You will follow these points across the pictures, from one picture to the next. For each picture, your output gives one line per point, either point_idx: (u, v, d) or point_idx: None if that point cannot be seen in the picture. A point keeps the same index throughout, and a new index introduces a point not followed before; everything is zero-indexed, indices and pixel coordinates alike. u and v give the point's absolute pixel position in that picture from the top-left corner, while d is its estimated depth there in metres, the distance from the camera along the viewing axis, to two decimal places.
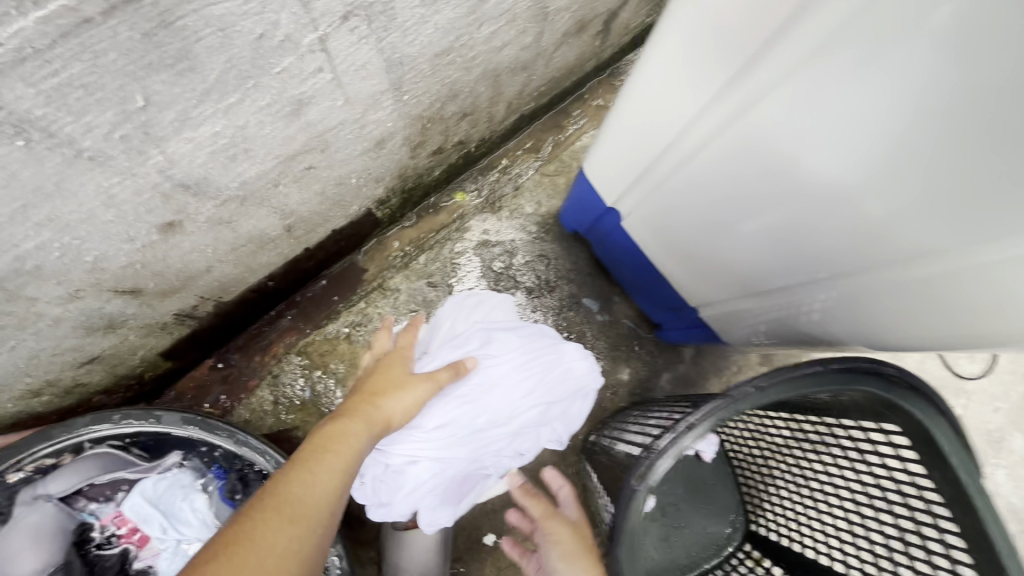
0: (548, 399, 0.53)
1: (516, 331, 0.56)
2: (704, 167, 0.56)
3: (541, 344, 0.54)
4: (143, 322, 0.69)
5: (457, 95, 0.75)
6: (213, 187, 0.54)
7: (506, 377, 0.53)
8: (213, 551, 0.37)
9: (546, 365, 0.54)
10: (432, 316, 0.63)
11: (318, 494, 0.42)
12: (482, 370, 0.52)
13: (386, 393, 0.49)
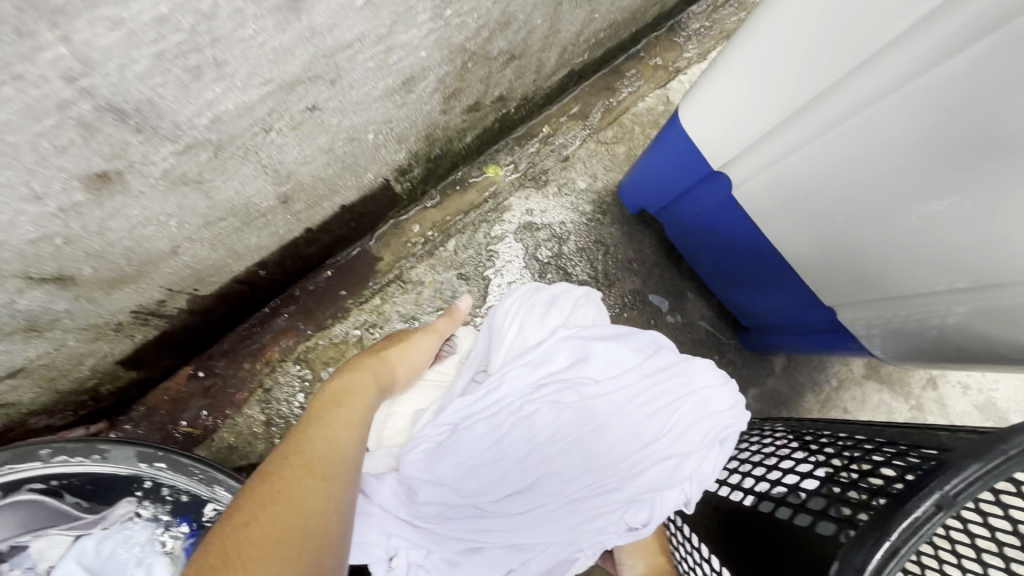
0: (668, 449, 0.41)
1: (622, 343, 0.43)
2: (897, 124, 0.40)
3: (660, 366, 0.42)
4: (86, 322, 0.51)
5: (507, 24, 0.57)
6: (168, 122, 0.36)
7: (616, 414, 0.40)
8: (245, 514, 0.32)
9: (671, 397, 0.41)
10: (489, 317, 0.48)
11: (346, 449, 0.37)
12: (584, 405, 0.40)
13: (389, 348, 0.51)
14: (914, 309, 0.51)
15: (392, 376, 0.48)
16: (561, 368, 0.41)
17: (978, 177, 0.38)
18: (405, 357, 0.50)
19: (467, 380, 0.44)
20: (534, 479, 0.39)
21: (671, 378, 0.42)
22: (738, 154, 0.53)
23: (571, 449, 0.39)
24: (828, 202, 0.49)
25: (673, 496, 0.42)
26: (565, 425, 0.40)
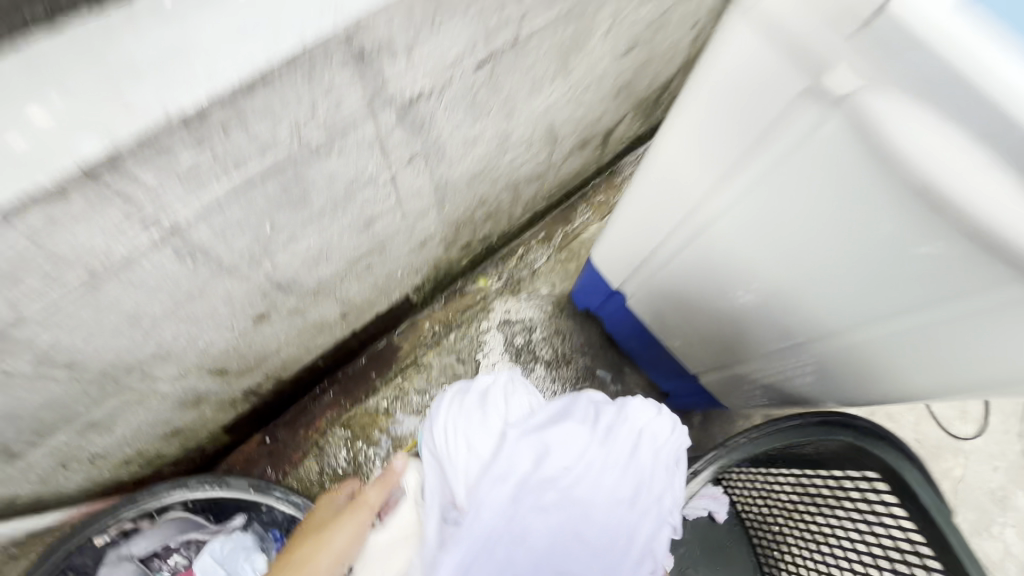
0: (633, 495, 0.62)
1: (561, 425, 0.63)
2: (686, 272, 0.63)
3: (599, 435, 0.63)
4: (219, 398, 0.80)
5: (484, 202, 0.91)
6: (298, 284, 0.68)
7: (590, 489, 0.61)
8: None
9: (624, 450, 0.63)
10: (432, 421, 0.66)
11: None
12: (562, 492, 0.61)
13: (332, 530, 0.64)
14: (763, 372, 0.71)
15: (331, 559, 0.62)
16: (528, 471, 0.60)
17: (737, 294, 0.59)
18: (341, 541, 0.63)
19: (440, 518, 0.61)
20: (556, 560, 0.60)
21: (615, 431, 0.64)
22: (628, 281, 0.78)
23: (572, 530, 0.60)
24: (683, 312, 0.71)
25: (664, 531, 0.64)
26: (560, 511, 0.60)
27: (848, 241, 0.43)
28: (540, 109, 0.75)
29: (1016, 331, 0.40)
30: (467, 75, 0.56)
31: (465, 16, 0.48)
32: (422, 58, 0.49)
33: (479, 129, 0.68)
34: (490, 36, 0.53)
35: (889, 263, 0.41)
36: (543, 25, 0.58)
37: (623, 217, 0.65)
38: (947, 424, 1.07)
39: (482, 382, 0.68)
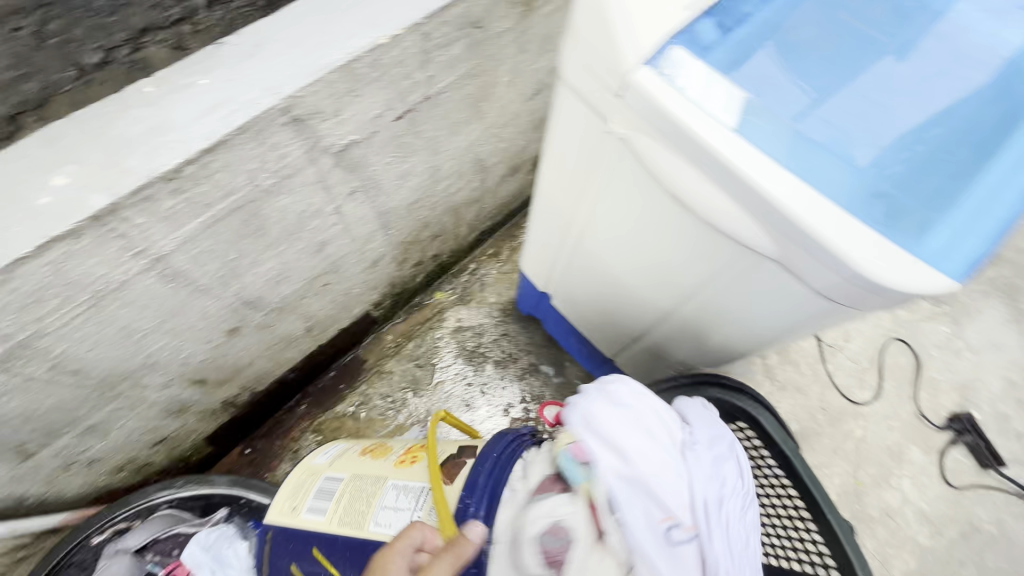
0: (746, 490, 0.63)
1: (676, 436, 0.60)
2: (575, 265, 0.79)
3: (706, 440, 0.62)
4: (201, 408, 0.92)
5: (428, 224, 1.05)
6: (265, 301, 0.81)
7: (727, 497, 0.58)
8: None
9: (726, 447, 0.63)
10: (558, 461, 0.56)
11: None
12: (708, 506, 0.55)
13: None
14: (652, 350, 0.85)
15: None
16: (695, 481, 0.56)
17: (606, 281, 0.75)
18: None
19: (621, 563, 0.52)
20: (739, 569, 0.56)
21: (714, 429, 0.64)
22: (547, 281, 0.94)
23: (736, 536, 0.57)
24: (586, 302, 0.87)
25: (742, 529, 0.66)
26: (715, 526, 0.55)
27: (640, 226, 0.58)
28: (463, 145, 0.91)
29: (754, 286, 0.53)
30: (390, 126, 0.71)
31: (381, 85, 0.64)
32: (349, 117, 0.64)
33: (410, 165, 0.83)
34: (404, 96, 0.69)
35: (664, 240, 0.56)
36: (450, 83, 0.74)
37: (533, 227, 0.82)
38: (848, 392, 1.24)
39: (625, 395, 0.60)
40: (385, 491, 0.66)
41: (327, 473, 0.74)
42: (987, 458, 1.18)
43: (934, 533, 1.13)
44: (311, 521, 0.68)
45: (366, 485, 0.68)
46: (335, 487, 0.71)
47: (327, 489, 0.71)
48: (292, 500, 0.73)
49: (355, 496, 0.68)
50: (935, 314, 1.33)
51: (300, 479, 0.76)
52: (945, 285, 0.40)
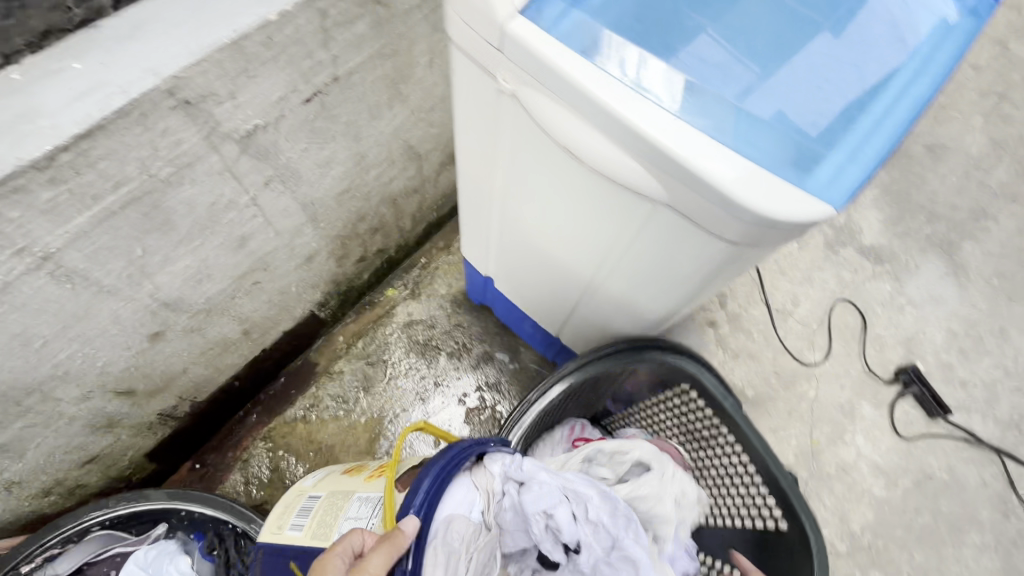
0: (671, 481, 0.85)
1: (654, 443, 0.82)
2: (505, 240, 0.78)
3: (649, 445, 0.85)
4: (133, 422, 0.88)
5: (364, 217, 1.03)
6: (187, 303, 0.78)
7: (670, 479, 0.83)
8: None
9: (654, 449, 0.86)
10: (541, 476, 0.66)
11: None
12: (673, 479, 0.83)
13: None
14: (589, 327, 0.84)
15: None
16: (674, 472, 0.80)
17: (534, 253, 0.74)
18: None
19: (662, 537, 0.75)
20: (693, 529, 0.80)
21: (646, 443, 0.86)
22: (487, 265, 0.93)
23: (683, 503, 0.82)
24: (524, 281, 0.86)
25: None
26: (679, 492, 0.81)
27: (548, 186, 0.57)
28: (387, 130, 0.89)
29: (657, 238, 0.53)
30: (298, 110, 0.70)
31: (280, 67, 0.62)
32: (248, 101, 0.62)
33: (329, 152, 0.81)
34: (309, 78, 0.67)
35: (572, 197, 0.56)
36: (359, 64, 0.73)
37: (463, 208, 0.81)
38: (799, 354, 1.26)
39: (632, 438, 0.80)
40: (353, 503, 0.62)
41: (310, 493, 0.69)
42: (935, 408, 1.21)
43: (888, 484, 1.16)
44: (287, 540, 0.64)
45: (340, 497, 0.65)
46: (312, 504, 0.66)
47: (307, 507, 0.67)
48: (278, 520, 0.68)
49: (328, 510, 0.64)
50: (877, 272, 1.37)
51: (289, 499, 0.70)
52: (821, 213, 0.41)
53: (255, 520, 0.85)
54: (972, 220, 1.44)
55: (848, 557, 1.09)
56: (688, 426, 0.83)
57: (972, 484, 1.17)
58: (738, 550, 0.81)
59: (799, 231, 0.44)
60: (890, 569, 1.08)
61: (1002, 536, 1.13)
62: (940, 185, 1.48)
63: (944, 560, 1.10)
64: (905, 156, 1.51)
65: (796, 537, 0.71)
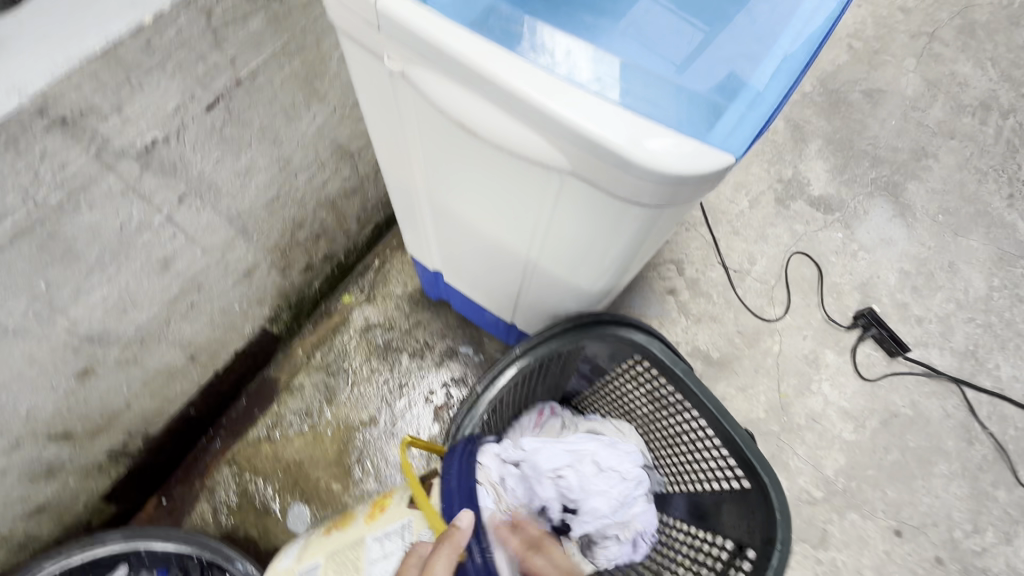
0: None
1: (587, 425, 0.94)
2: (445, 235, 0.76)
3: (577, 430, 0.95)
4: (79, 465, 0.84)
5: (302, 224, 1.00)
6: (113, 335, 0.74)
7: None
8: None
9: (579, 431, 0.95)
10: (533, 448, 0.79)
11: None
12: None
13: None
14: (541, 311, 0.83)
15: None
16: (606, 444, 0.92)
17: (473, 244, 0.72)
18: None
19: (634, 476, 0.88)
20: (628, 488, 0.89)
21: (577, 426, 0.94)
22: (435, 263, 0.92)
23: None
24: (473, 274, 0.84)
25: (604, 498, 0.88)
26: None
27: (466, 172, 0.56)
28: (310, 130, 0.86)
29: (576, 213, 0.52)
30: (202, 118, 0.66)
31: (171, 75, 0.59)
32: (139, 114, 0.58)
33: (247, 160, 0.78)
34: (206, 83, 0.64)
35: (488, 180, 0.54)
36: (263, 64, 0.69)
37: (399, 208, 0.79)
38: (760, 311, 1.27)
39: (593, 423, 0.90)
40: (367, 547, 0.68)
41: (303, 566, 0.73)
42: (895, 347, 1.23)
43: (856, 426, 1.18)
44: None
45: (344, 552, 0.69)
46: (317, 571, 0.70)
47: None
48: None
49: (341, 563, 0.69)
50: (828, 222, 1.38)
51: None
52: (721, 162, 0.41)
53: (223, 548, 0.83)
54: (913, 160, 1.47)
55: (825, 503, 1.11)
56: (649, 394, 0.83)
57: (936, 416, 1.20)
58: (707, 511, 0.81)
59: (705, 185, 0.43)
60: (866, 509, 1.11)
61: (969, 463, 1.16)
62: (880, 129, 1.50)
63: (916, 494, 1.13)
64: (844, 104, 1.52)
65: (757, 494, 0.71)
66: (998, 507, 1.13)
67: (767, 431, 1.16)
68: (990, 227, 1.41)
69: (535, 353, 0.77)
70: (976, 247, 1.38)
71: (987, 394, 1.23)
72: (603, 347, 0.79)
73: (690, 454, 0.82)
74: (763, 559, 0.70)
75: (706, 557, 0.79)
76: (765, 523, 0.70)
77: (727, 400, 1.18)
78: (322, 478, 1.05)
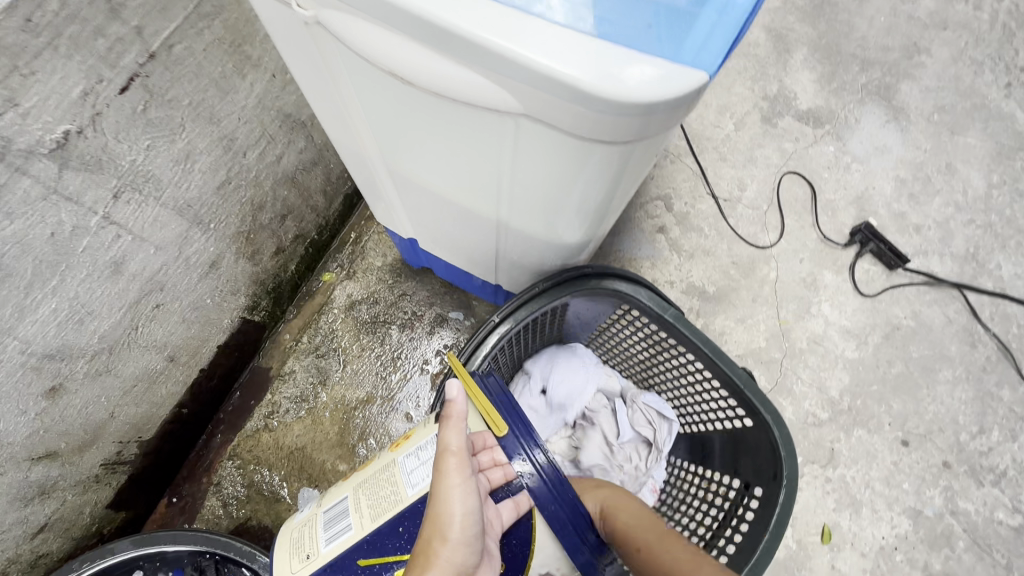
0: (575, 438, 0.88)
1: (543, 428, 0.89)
2: (409, 201, 0.70)
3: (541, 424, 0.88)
4: (74, 481, 0.83)
5: (262, 205, 0.94)
6: (75, 349, 0.70)
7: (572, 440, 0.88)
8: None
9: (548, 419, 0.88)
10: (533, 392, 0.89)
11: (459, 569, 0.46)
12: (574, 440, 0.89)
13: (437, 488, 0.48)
14: (525, 269, 0.78)
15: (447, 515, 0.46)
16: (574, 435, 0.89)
17: (439, 207, 0.67)
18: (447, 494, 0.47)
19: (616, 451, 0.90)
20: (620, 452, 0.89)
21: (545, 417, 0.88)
22: (409, 231, 0.86)
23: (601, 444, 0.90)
24: (448, 238, 0.79)
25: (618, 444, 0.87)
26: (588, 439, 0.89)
27: (415, 128, 0.50)
28: (249, 102, 0.78)
29: (540, 162, 0.47)
30: (118, 103, 0.59)
31: (68, 56, 0.52)
32: (40, 106, 0.52)
33: (186, 144, 0.71)
34: (113, 60, 0.56)
35: (439, 134, 0.49)
36: (177, 31, 0.62)
37: (357, 177, 0.73)
38: (753, 239, 1.22)
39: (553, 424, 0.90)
40: (402, 465, 0.56)
41: (324, 508, 0.60)
42: (894, 260, 1.20)
43: (858, 344, 1.16)
44: (337, 547, 0.55)
45: (376, 480, 0.58)
46: (344, 507, 0.57)
47: (334, 516, 0.57)
48: (303, 550, 0.57)
49: (373, 490, 0.57)
50: (819, 136, 1.31)
51: (295, 534, 0.59)
52: (692, 83, 0.35)
53: (233, 542, 0.83)
54: (905, 59, 1.38)
55: (832, 423, 1.11)
56: (643, 341, 0.81)
57: (938, 324, 1.18)
58: (714, 451, 0.80)
59: (676, 112, 0.38)
60: (872, 424, 1.11)
61: (972, 366, 1.15)
62: (868, 28, 1.40)
63: (921, 403, 1.13)
64: (829, 5, 1.41)
65: (760, 430, 0.70)
66: (1002, 407, 1.13)
67: (769, 360, 1.14)
68: (987, 121, 1.34)
69: (519, 315, 0.73)
70: (974, 144, 1.31)
71: (988, 296, 1.20)
72: (590, 299, 0.75)
73: (692, 395, 0.81)
74: (770, 495, 0.69)
75: (714, 497, 0.79)
76: (770, 459, 0.70)
77: (726, 333, 1.15)
78: (328, 460, 1.04)
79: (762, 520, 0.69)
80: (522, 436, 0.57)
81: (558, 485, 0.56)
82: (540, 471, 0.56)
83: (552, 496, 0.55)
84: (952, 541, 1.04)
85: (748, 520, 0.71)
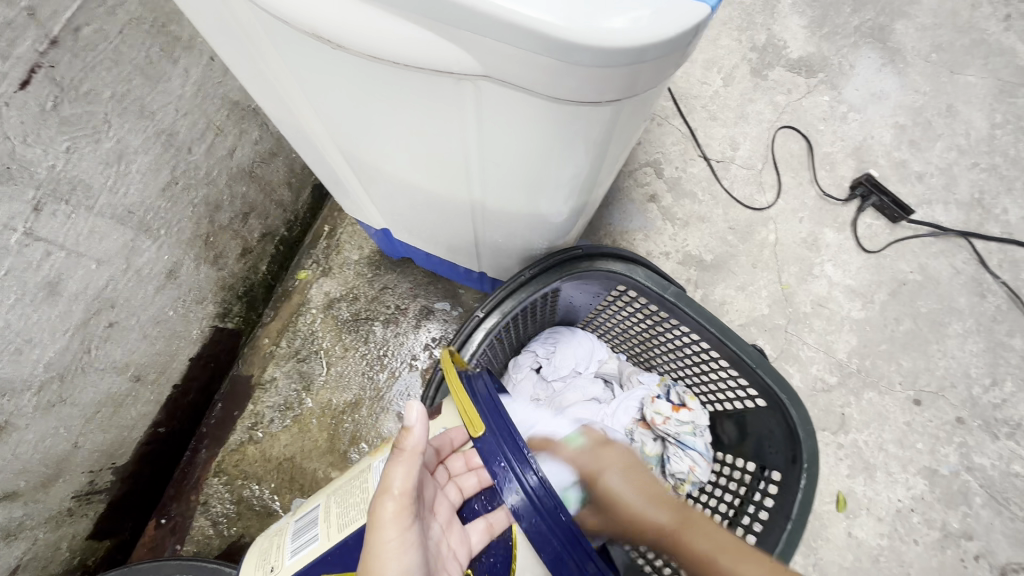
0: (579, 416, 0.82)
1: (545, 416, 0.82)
2: (377, 190, 0.63)
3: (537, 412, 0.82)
4: (43, 517, 0.77)
5: (219, 206, 0.86)
6: (15, 381, 0.64)
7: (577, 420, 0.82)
8: None
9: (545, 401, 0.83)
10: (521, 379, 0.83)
11: None
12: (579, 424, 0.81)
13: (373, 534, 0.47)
14: (510, 255, 0.72)
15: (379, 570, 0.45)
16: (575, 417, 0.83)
17: (405, 193, 0.60)
18: (383, 547, 0.45)
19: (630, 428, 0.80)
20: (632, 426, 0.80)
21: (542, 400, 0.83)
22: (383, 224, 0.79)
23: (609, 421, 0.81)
24: (425, 228, 0.72)
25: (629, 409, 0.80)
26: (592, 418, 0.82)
27: (366, 105, 0.43)
28: (186, 90, 0.69)
29: (513, 135, 0.40)
30: (19, 101, 0.51)
31: None
32: None
33: (116, 143, 0.63)
34: (3, 49, 0.48)
35: (394, 108, 0.42)
36: (82, 11, 0.53)
37: (320, 168, 0.65)
38: (749, 201, 1.16)
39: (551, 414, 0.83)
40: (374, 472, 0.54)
41: (299, 516, 0.58)
42: (897, 212, 1.14)
43: (863, 303, 1.11)
44: (302, 559, 0.52)
45: (348, 486, 0.56)
46: (315, 515, 0.56)
47: (304, 525, 0.56)
48: (269, 562, 0.55)
49: (343, 497, 0.55)
50: (813, 85, 1.24)
51: (266, 544, 0.58)
52: (685, 20, 0.28)
53: (221, 569, 0.78)
54: None
55: (841, 388, 1.07)
56: (640, 321, 0.75)
57: (946, 276, 1.13)
58: (728, 433, 0.76)
59: (670, 58, 0.31)
60: (883, 384, 1.07)
61: (982, 317, 1.11)
62: None
63: (932, 359, 1.09)
64: None
65: (776, 411, 0.66)
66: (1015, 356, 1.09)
67: (773, 327, 1.09)
68: (989, 56, 1.27)
69: (505, 308, 0.66)
70: (974, 82, 1.24)
71: (997, 242, 1.15)
72: (582, 280, 0.69)
73: (699, 375, 0.76)
74: (791, 480, 0.65)
75: (729, 482, 0.75)
76: (787, 441, 0.65)
77: (728, 301, 1.10)
78: (319, 468, 0.99)
79: (782, 509, 0.65)
80: (512, 459, 0.50)
81: (550, 505, 0.50)
82: (535, 500, 0.49)
83: (551, 535, 0.49)
84: (969, 498, 1.01)
85: (767, 506, 0.67)
